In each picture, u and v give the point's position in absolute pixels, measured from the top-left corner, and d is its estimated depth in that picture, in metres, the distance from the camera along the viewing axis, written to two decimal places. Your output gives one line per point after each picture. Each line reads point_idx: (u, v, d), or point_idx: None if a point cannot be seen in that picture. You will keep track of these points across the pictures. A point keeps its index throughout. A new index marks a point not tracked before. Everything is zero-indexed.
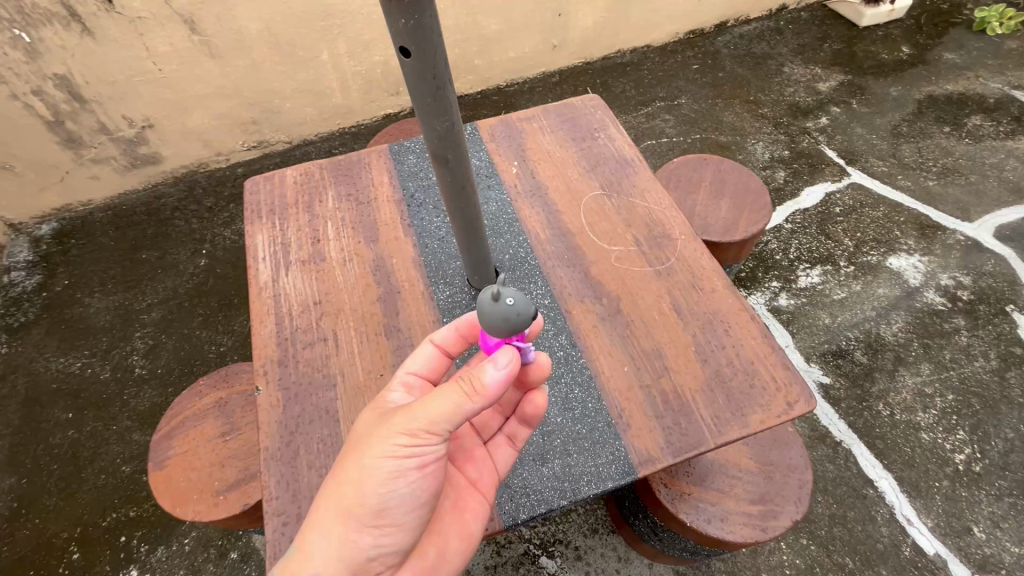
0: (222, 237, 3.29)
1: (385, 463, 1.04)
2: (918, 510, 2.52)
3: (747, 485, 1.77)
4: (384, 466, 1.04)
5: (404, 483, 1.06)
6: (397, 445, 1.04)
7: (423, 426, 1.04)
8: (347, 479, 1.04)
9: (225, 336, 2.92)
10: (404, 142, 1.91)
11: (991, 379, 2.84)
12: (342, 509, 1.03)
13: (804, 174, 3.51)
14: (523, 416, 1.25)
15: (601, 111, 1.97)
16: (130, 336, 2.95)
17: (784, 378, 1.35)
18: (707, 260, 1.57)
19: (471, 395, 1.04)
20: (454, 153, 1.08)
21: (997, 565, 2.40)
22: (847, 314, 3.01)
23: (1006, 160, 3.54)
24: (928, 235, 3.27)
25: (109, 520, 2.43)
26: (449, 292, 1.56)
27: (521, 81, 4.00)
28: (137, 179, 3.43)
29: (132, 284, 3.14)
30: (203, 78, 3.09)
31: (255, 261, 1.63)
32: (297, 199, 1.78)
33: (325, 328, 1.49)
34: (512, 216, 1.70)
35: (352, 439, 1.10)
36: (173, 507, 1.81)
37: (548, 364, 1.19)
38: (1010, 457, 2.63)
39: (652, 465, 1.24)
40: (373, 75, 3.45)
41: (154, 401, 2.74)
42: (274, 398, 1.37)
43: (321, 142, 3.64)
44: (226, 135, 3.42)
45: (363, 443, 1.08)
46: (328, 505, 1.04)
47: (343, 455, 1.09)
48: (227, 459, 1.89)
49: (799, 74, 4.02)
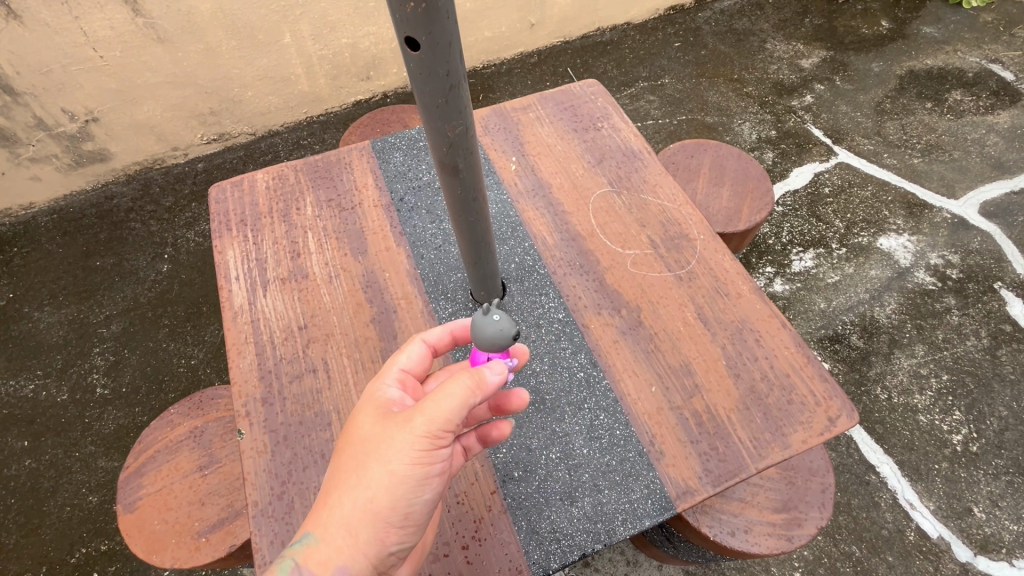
0: (185, 240, 3.01)
1: (407, 466, 0.94)
2: (920, 493, 2.25)
3: (768, 493, 1.61)
4: (406, 470, 0.94)
5: (426, 485, 0.97)
6: (419, 446, 0.95)
7: (446, 426, 0.95)
8: (366, 484, 0.94)
9: (196, 348, 2.68)
10: (388, 138, 1.73)
11: (983, 358, 2.54)
12: (362, 515, 0.93)
13: (791, 155, 3.23)
14: (484, 434, 1.13)
15: (601, 98, 1.81)
16: (89, 353, 2.68)
17: (823, 392, 1.25)
18: (730, 262, 1.45)
19: (485, 391, 0.96)
20: (465, 161, 0.95)
21: (998, 545, 2.16)
22: (841, 298, 2.71)
23: (987, 135, 3.27)
24: (915, 214, 2.97)
25: (78, 556, 2.21)
26: (452, 309, 1.40)
27: (498, 63, 3.78)
28: (83, 179, 3.12)
29: (85, 295, 2.86)
30: (151, 65, 2.79)
31: (227, 281, 1.45)
32: (272, 207, 1.58)
33: (314, 357, 1.32)
34: (515, 220, 1.55)
35: (363, 438, 0.97)
36: (148, 553, 1.62)
37: (526, 398, 1.12)
38: (1005, 435, 2.36)
39: (691, 498, 1.12)
40: (342, 59, 3.18)
41: (120, 423, 2.50)
42: (260, 444, 1.21)
43: (288, 133, 3.37)
44: (181, 127, 3.12)
45: (377, 444, 0.96)
46: (345, 511, 0.94)
47: (353, 457, 0.96)
48: (207, 496, 1.69)
49: (781, 50, 3.78)
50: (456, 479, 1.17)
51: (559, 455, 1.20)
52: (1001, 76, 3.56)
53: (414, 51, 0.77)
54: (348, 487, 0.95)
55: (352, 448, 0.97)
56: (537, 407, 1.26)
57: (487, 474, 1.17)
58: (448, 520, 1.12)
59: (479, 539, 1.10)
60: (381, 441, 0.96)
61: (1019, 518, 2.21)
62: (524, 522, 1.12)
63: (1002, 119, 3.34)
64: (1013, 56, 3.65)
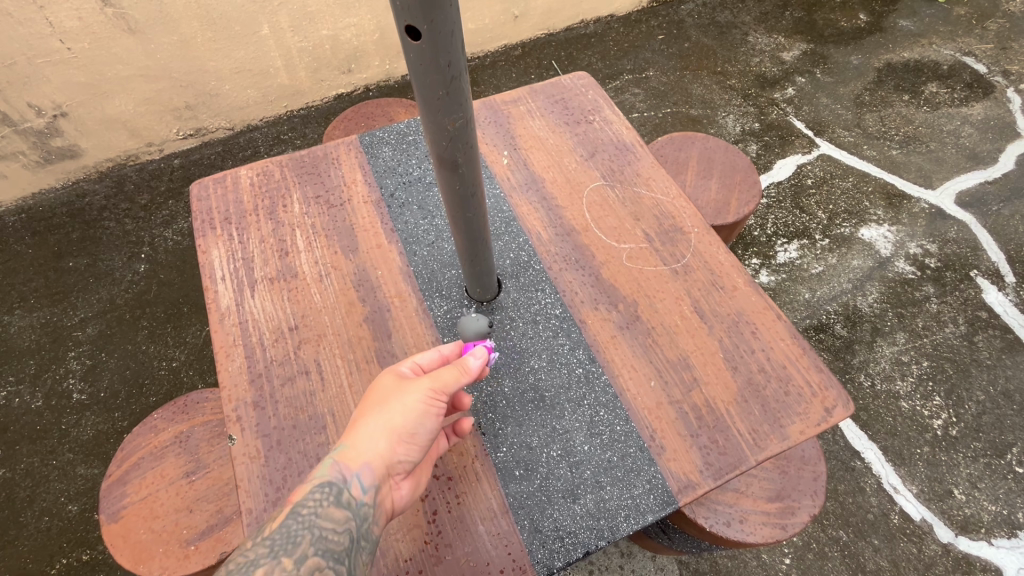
0: (163, 239, 2.92)
1: (417, 399, 1.02)
2: (903, 477, 2.30)
3: (762, 482, 1.61)
4: (418, 399, 1.02)
5: (431, 418, 1.04)
6: (430, 386, 1.04)
7: (448, 381, 1.05)
8: (385, 407, 1.02)
9: (177, 350, 2.60)
10: (376, 133, 1.69)
11: (961, 344, 2.60)
12: (382, 428, 1.01)
13: (775, 147, 3.26)
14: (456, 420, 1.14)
15: (593, 91, 1.79)
16: (64, 358, 2.59)
17: (819, 382, 1.26)
18: (724, 255, 1.45)
19: (469, 369, 1.07)
20: (465, 156, 0.93)
21: (978, 526, 2.22)
22: (826, 288, 2.75)
23: (962, 127, 3.34)
24: (894, 205, 3.02)
25: (59, 567, 2.14)
26: (447, 306, 1.38)
27: (482, 56, 3.74)
28: (53, 176, 3.00)
29: (58, 297, 2.75)
30: (122, 58, 2.69)
31: (212, 281, 1.40)
32: (257, 204, 1.53)
33: (306, 359, 1.29)
34: (509, 215, 1.53)
35: (384, 386, 1.07)
36: (135, 564, 1.57)
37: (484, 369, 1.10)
38: (983, 418, 2.42)
39: (693, 492, 1.12)
40: (322, 51, 3.10)
41: (98, 429, 2.42)
42: (252, 449, 1.17)
43: (268, 128, 3.28)
44: (155, 122, 3.02)
45: (396, 384, 1.06)
46: (367, 427, 1.01)
47: (376, 392, 1.06)
48: (195, 502, 1.64)
49: (763, 43, 3.81)
50: (455, 481, 1.15)
51: (560, 452, 1.18)
52: (975, 68, 3.63)
53: (415, 41, 0.74)
54: (370, 410, 1.03)
55: (375, 387, 1.07)
56: (536, 404, 1.24)
57: (487, 474, 1.16)
58: (448, 522, 1.10)
59: (482, 531, 1.09)
60: (401, 381, 1.07)
61: (996, 499, 2.26)
62: (526, 521, 1.10)
63: (976, 111, 3.40)
64: (985, 49, 3.73)
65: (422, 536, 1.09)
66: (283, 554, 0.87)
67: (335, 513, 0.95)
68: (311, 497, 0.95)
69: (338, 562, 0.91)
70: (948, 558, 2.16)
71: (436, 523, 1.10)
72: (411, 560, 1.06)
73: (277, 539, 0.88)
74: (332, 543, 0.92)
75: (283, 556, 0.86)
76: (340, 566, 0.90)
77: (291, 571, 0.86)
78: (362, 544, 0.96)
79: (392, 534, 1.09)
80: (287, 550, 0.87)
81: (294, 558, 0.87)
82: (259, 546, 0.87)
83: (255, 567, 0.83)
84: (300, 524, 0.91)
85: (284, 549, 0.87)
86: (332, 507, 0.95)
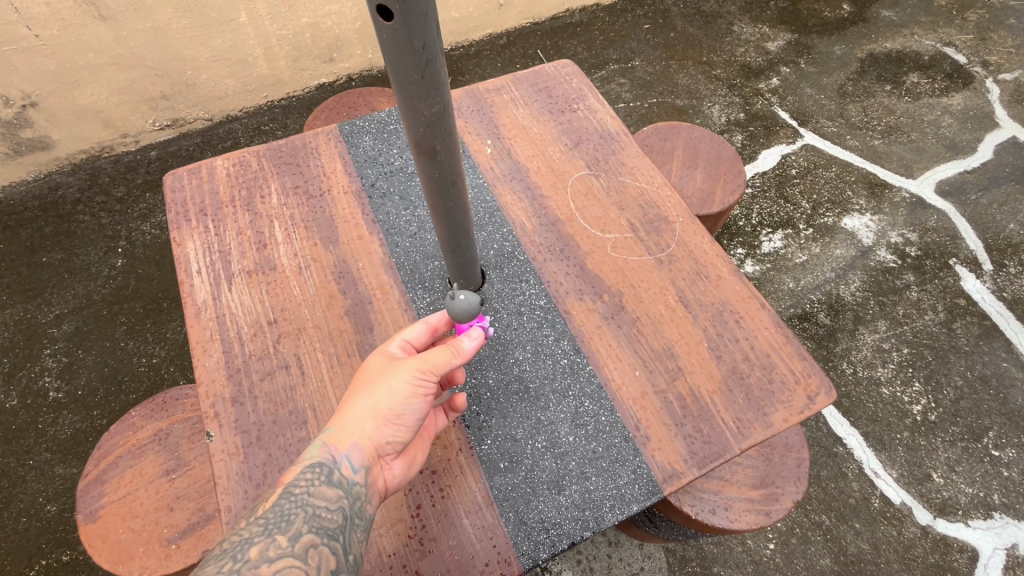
0: (140, 233, 2.84)
1: (404, 376, 1.03)
2: (884, 462, 2.34)
3: (746, 470, 1.62)
4: (403, 378, 1.03)
5: (420, 393, 1.05)
6: (416, 365, 1.04)
7: (438, 358, 1.04)
8: (372, 388, 1.04)
9: (158, 345, 2.55)
10: (356, 122, 1.65)
11: (940, 331, 2.64)
12: (370, 408, 1.03)
13: (759, 137, 3.27)
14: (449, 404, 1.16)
15: (577, 79, 1.77)
16: (39, 355, 2.52)
17: (802, 370, 1.26)
18: (709, 244, 1.45)
19: (464, 349, 1.05)
20: (443, 143, 0.90)
21: (955, 508, 2.26)
22: (810, 277, 2.78)
23: (942, 117, 3.37)
24: (876, 194, 3.05)
25: (38, 568, 2.10)
26: (429, 298, 1.35)
27: (466, 44, 3.68)
28: (24, 169, 2.91)
29: (32, 294, 2.67)
30: (94, 46, 2.60)
31: (188, 275, 1.36)
32: (233, 195, 1.49)
33: (286, 354, 1.26)
34: (493, 205, 1.51)
35: (372, 370, 1.07)
36: (115, 564, 1.54)
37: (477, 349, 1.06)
38: (960, 404, 2.47)
39: (677, 480, 1.12)
40: (302, 40, 3.03)
41: (77, 428, 2.36)
42: (231, 446, 1.15)
43: (248, 118, 3.21)
44: (130, 112, 2.93)
45: (383, 367, 1.07)
46: (354, 408, 1.04)
47: (364, 374, 1.08)
48: (175, 501, 1.61)
49: (748, 33, 3.80)
50: (440, 474, 1.13)
51: (544, 444, 1.18)
52: (955, 58, 3.66)
53: (387, 22, 0.72)
54: (357, 392, 1.06)
55: (363, 370, 1.09)
56: (521, 396, 1.23)
57: (472, 467, 1.15)
58: (434, 516, 1.09)
59: (468, 523, 1.08)
60: (389, 360, 1.08)
61: (973, 481, 2.31)
62: (511, 514, 1.10)
63: (956, 101, 3.44)
64: (965, 40, 3.76)
65: (406, 531, 1.07)
66: (277, 531, 0.89)
67: (328, 492, 0.97)
68: (302, 478, 0.97)
69: (333, 539, 0.93)
70: (927, 540, 2.21)
71: (421, 517, 1.09)
72: (395, 554, 1.05)
73: (270, 519, 0.91)
74: (325, 520, 0.94)
75: (277, 533, 0.89)
76: (334, 543, 0.92)
77: (284, 548, 0.88)
78: (357, 521, 0.98)
79: (376, 528, 1.08)
80: (281, 528, 0.90)
81: (288, 535, 0.89)
82: (252, 526, 0.89)
83: (248, 545, 0.85)
84: (293, 503, 0.94)
85: (278, 526, 0.90)
86: (324, 485, 0.97)
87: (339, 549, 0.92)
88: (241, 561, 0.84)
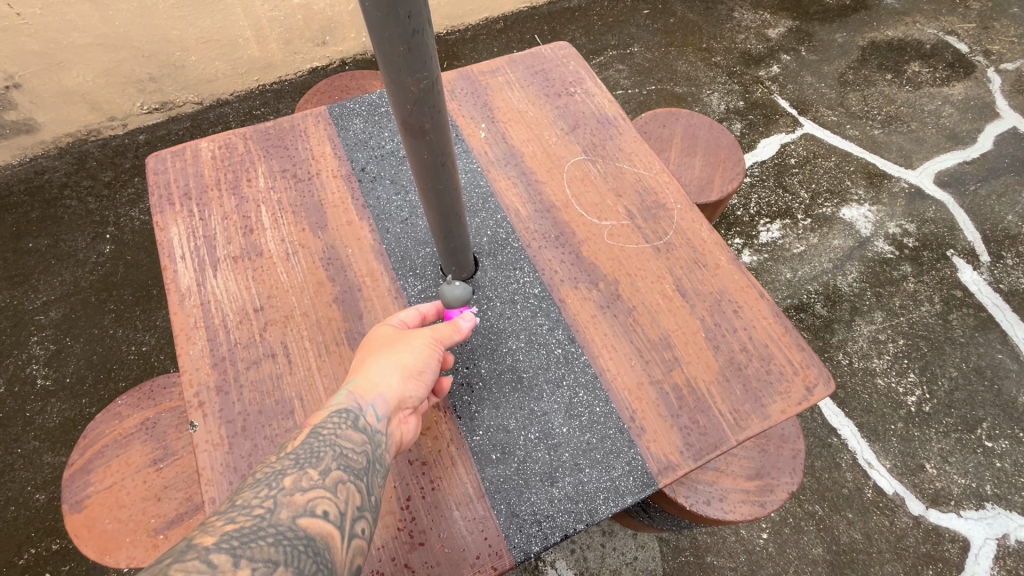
0: (129, 218, 2.78)
1: (423, 338, 1.07)
2: (878, 452, 2.34)
3: (742, 461, 1.60)
4: (423, 338, 1.07)
5: (436, 356, 1.09)
6: (432, 331, 1.10)
7: (448, 329, 1.12)
8: (392, 348, 1.06)
9: (147, 333, 2.50)
10: (346, 104, 1.60)
11: (937, 323, 2.63)
12: (393, 363, 1.04)
13: (759, 126, 3.22)
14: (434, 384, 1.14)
15: (573, 61, 1.72)
16: (25, 342, 2.48)
17: (801, 361, 1.23)
18: (707, 232, 1.41)
19: (465, 327, 1.14)
20: (433, 121, 0.86)
21: (947, 498, 2.27)
22: (807, 267, 2.75)
23: (943, 107, 3.34)
24: (875, 184, 3.02)
25: (27, 556, 2.07)
26: (421, 286, 1.32)
27: (462, 29, 3.60)
28: (8, 152, 2.83)
29: (19, 280, 2.62)
30: (77, 25, 2.52)
31: (171, 260, 1.32)
32: (219, 178, 1.44)
33: (272, 342, 1.23)
34: (486, 190, 1.47)
35: (385, 336, 1.09)
36: (101, 554, 1.51)
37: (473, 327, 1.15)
38: (955, 395, 2.46)
39: (673, 472, 1.10)
40: (294, 22, 2.95)
41: (65, 416, 2.32)
42: (216, 436, 1.12)
43: (238, 102, 3.14)
44: (117, 95, 2.86)
45: (397, 334, 1.10)
46: (375, 364, 1.04)
47: (374, 344, 1.10)
48: (163, 490, 1.58)
49: (748, 20, 3.73)
50: (430, 466, 1.11)
51: (537, 434, 1.15)
52: (957, 48, 3.62)
53: None
54: (374, 354, 1.07)
55: (371, 340, 1.10)
56: (514, 386, 1.21)
57: (463, 458, 1.12)
58: (423, 508, 1.06)
59: (458, 516, 1.06)
60: (399, 330, 1.11)
61: (966, 472, 2.32)
62: (503, 506, 1.07)
63: (957, 91, 3.40)
64: (967, 29, 3.71)
65: (395, 523, 1.05)
66: (308, 465, 0.87)
67: (354, 436, 0.94)
68: (328, 421, 0.95)
69: (358, 478, 0.90)
70: (919, 529, 2.21)
71: (410, 507, 1.06)
72: (384, 547, 1.03)
73: (300, 454, 0.88)
74: (351, 460, 0.91)
75: (308, 467, 0.86)
76: (361, 481, 0.89)
77: (316, 480, 0.85)
78: (378, 467, 0.94)
79: None
80: (311, 463, 0.87)
81: (319, 469, 0.87)
82: (283, 460, 0.87)
83: (282, 475, 0.83)
84: (321, 442, 0.91)
85: (308, 461, 0.87)
86: (350, 429, 0.95)
87: (364, 489, 0.89)
88: (275, 489, 0.81)
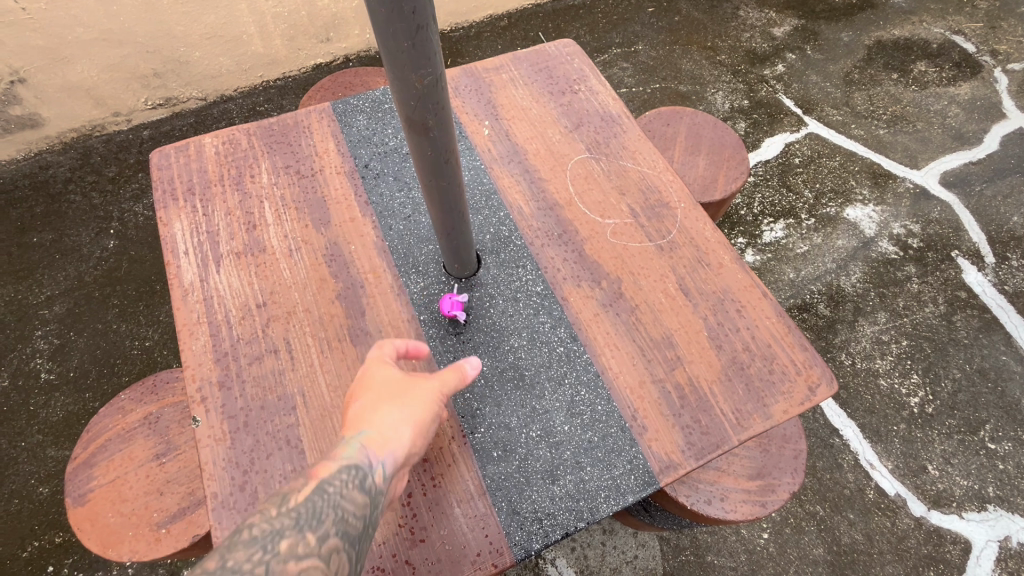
0: (133, 214, 2.79)
1: (430, 389, 1.03)
2: (880, 453, 2.33)
3: (743, 460, 1.60)
4: (431, 391, 1.03)
5: (439, 410, 1.05)
6: (438, 383, 1.06)
7: (452, 380, 1.08)
8: (399, 398, 1.00)
9: (150, 328, 2.51)
10: (350, 100, 1.60)
11: (940, 324, 2.62)
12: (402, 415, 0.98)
13: (763, 125, 3.21)
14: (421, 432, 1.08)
15: (578, 59, 1.72)
16: (29, 337, 2.49)
17: (804, 361, 1.23)
18: (711, 231, 1.41)
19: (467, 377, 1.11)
20: (436, 117, 0.86)
21: (949, 500, 2.26)
22: (810, 267, 2.74)
23: (949, 106, 3.32)
24: (880, 184, 3.01)
25: (30, 549, 2.08)
26: (423, 283, 1.32)
27: (466, 26, 3.59)
28: (13, 147, 2.84)
29: (23, 274, 2.63)
30: (82, 20, 2.53)
31: (175, 256, 1.32)
32: (222, 173, 1.45)
33: (275, 337, 1.23)
34: (489, 188, 1.47)
35: (389, 381, 1.02)
36: (104, 547, 1.52)
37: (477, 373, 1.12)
38: (958, 396, 2.45)
39: (674, 471, 1.10)
40: (298, 18, 2.95)
41: (69, 410, 2.33)
42: (219, 431, 1.12)
43: (242, 98, 3.13)
44: (121, 90, 2.87)
45: (402, 381, 1.04)
46: (383, 413, 0.97)
47: (376, 386, 1.01)
48: (166, 485, 1.58)
49: (754, 18, 3.72)
50: (431, 463, 1.11)
51: (539, 432, 1.15)
52: (964, 47, 3.59)
53: None
54: (379, 402, 0.99)
55: (369, 382, 1.02)
56: (516, 384, 1.20)
57: (465, 456, 1.12)
58: (424, 504, 1.06)
59: (459, 513, 1.06)
60: (404, 376, 1.05)
61: (968, 474, 2.31)
62: (504, 503, 1.07)
63: (963, 91, 3.38)
64: (975, 28, 3.69)
65: (396, 520, 1.05)
66: (308, 527, 0.75)
67: (360, 496, 0.83)
68: (337, 476, 0.83)
69: (352, 546, 0.79)
70: (921, 531, 2.21)
71: (411, 504, 1.06)
72: (385, 543, 1.03)
73: (302, 512, 0.76)
74: (349, 525, 0.80)
75: (307, 529, 0.74)
76: (354, 550, 0.78)
77: (312, 546, 0.73)
78: (369, 533, 0.84)
79: None
80: (312, 525, 0.75)
81: (318, 534, 0.75)
82: (283, 515, 0.74)
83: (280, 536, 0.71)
84: (325, 501, 0.79)
85: (309, 523, 0.75)
86: (358, 488, 0.84)
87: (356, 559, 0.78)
88: (269, 553, 0.70)
